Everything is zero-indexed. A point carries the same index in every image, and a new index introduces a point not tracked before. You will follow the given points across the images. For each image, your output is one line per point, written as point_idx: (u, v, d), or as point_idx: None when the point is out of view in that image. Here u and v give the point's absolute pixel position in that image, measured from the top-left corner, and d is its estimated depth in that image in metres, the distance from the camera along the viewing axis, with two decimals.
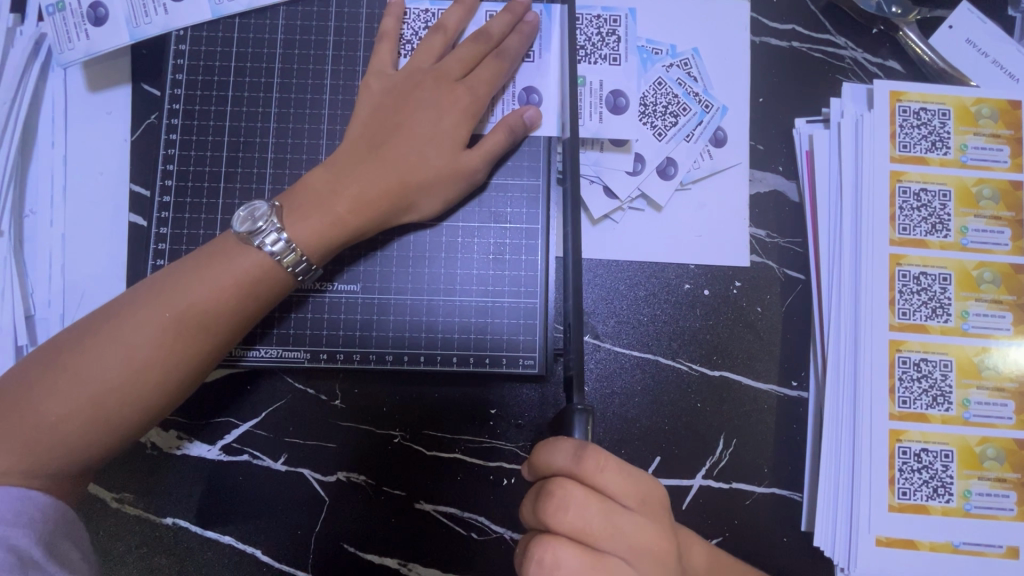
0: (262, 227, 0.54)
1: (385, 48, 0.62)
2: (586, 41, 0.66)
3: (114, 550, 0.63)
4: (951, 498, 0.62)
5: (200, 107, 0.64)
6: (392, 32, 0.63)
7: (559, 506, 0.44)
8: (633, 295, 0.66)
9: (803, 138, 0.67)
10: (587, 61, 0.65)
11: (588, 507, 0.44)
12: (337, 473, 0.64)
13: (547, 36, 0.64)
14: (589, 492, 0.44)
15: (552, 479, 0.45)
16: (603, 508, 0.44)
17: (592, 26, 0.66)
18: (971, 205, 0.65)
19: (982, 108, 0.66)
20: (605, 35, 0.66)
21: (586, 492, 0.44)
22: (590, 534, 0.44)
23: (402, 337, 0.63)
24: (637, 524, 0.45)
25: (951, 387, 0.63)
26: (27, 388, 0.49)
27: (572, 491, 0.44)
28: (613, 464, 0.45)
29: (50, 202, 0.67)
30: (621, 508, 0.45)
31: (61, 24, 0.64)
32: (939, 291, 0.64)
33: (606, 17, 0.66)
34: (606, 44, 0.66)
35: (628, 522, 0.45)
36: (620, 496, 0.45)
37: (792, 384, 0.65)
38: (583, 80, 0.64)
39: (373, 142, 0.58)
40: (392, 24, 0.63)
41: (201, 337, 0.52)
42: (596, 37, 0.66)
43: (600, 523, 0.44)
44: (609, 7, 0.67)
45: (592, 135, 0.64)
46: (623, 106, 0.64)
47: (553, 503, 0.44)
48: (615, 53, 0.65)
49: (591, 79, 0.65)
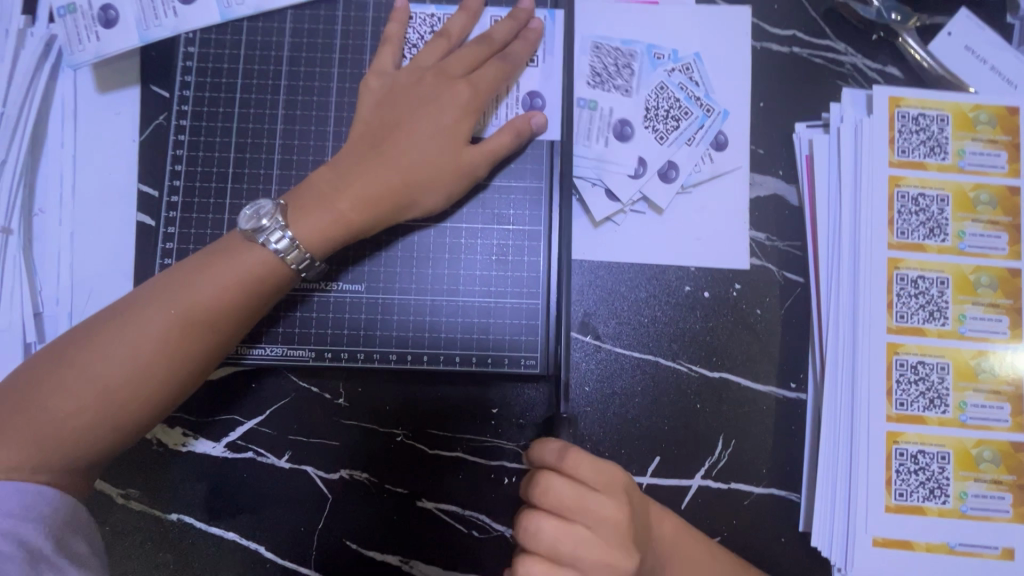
0: (265, 225, 0.54)
1: (388, 50, 0.63)
2: (601, 69, 0.69)
3: (120, 546, 0.64)
4: (947, 499, 0.63)
5: (208, 108, 0.65)
6: (396, 36, 0.64)
7: (541, 490, 0.49)
8: (633, 297, 0.67)
9: (803, 142, 0.68)
10: (601, 88, 0.69)
11: (563, 489, 0.49)
12: (341, 471, 0.65)
13: (552, 40, 0.65)
14: (566, 479, 0.49)
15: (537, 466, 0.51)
16: (580, 493, 0.49)
17: (609, 56, 0.69)
18: (969, 210, 0.66)
19: (980, 114, 0.67)
20: (620, 67, 0.69)
21: (563, 478, 0.49)
22: (564, 513, 0.48)
23: (405, 336, 0.63)
24: (607, 508, 0.49)
25: (948, 389, 0.64)
26: (35, 384, 0.50)
27: (550, 475, 0.49)
28: (588, 457, 0.50)
29: (59, 201, 0.68)
30: (593, 493, 0.49)
31: (72, 26, 0.65)
32: (936, 295, 0.65)
33: (623, 50, 0.70)
34: (620, 74, 0.69)
35: (598, 505, 0.49)
36: (593, 484, 0.50)
37: (790, 386, 0.66)
38: (594, 105, 0.69)
39: (375, 139, 0.59)
40: (398, 29, 0.64)
41: (206, 334, 0.53)
42: (611, 67, 0.69)
43: (577, 507, 0.48)
44: (627, 39, 0.70)
45: (596, 158, 0.68)
46: (629, 134, 0.69)
47: (535, 486, 0.49)
48: (627, 85, 0.69)
49: (602, 104, 0.69)
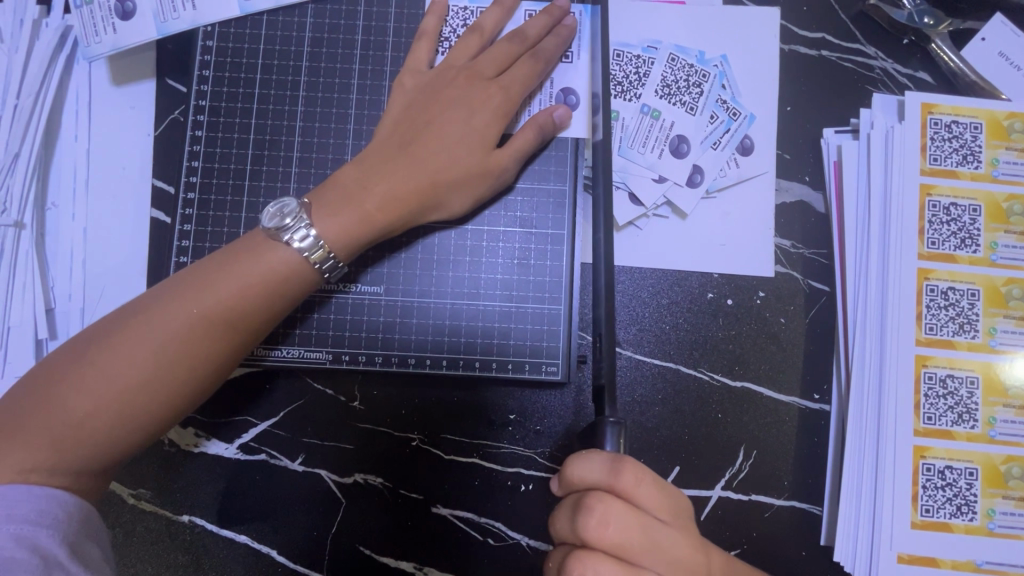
0: (290, 224, 0.53)
1: (423, 46, 0.62)
2: (672, 83, 0.68)
3: (131, 547, 0.63)
4: (974, 516, 0.61)
5: (226, 103, 0.64)
6: (432, 30, 0.62)
7: (600, 521, 0.43)
8: (655, 303, 0.66)
9: (832, 148, 0.67)
10: (667, 100, 0.68)
11: (628, 520, 0.43)
12: (355, 475, 0.64)
13: (584, 37, 0.63)
14: (629, 507, 0.44)
15: (589, 494, 0.44)
16: (641, 521, 0.44)
17: (682, 71, 0.68)
18: (1001, 220, 0.64)
19: (1015, 123, 0.65)
20: (691, 85, 0.68)
21: (626, 507, 0.44)
22: (628, 548, 0.43)
23: (424, 339, 0.62)
24: (672, 538, 0.44)
25: (977, 404, 0.63)
26: (54, 382, 0.48)
27: (612, 505, 0.43)
28: (648, 478, 0.45)
29: (72, 195, 0.67)
30: (657, 521, 0.44)
31: (87, 17, 0.63)
32: (967, 307, 0.63)
33: (698, 68, 0.68)
34: (689, 91, 0.68)
35: (664, 535, 0.44)
36: (652, 509, 0.45)
37: (814, 397, 0.65)
38: (616, 115, 0.68)
39: (404, 140, 0.58)
40: (434, 23, 0.62)
41: (225, 335, 0.52)
42: (683, 82, 0.68)
43: (639, 539, 0.43)
44: (649, 46, 0.68)
45: (649, 168, 0.67)
46: (685, 152, 0.67)
47: (594, 519, 0.43)
48: (641, 85, 0.68)
49: (665, 116, 0.68)
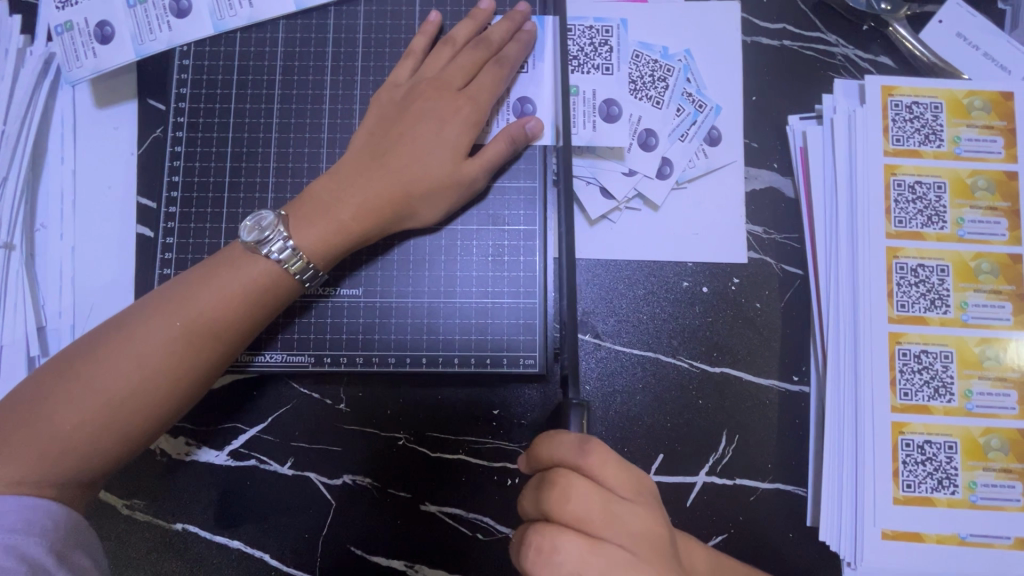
0: (269, 236, 0.55)
1: (407, 64, 0.64)
2: (637, 79, 0.69)
3: (126, 556, 0.64)
4: (955, 489, 0.62)
5: (204, 119, 0.66)
6: (421, 50, 0.64)
7: (561, 495, 0.44)
8: (631, 294, 0.67)
9: (797, 134, 0.68)
10: (635, 96, 0.69)
11: (588, 496, 0.44)
12: (343, 476, 0.65)
13: (619, 48, 0.68)
14: (591, 484, 0.44)
15: (554, 470, 0.45)
16: (603, 497, 0.44)
17: (647, 66, 0.69)
18: (966, 196, 0.66)
19: (975, 100, 0.67)
20: (656, 79, 0.69)
21: (588, 483, 0.44)
22: (589, 522, 0.43)
23: (403, 339, 0.63)
24: (630, 512, 0.45)
25: (952, 378, 0.63)
26: (43, 397, 0.50)
27: (574, 480, 0.44)
28: (614, 460, 0.46)
29: (61, 215, 0.69)
30: (617, 497, 0.45)
31: (70, 44, 0.66)
32: (937, 283, 0.64)
33: (663, 63, 0.70)
34: (655, 86, 0.69)
35: (626, 510, 0.44)
36: (610, 485, 0.45)
37: (793, 379, 0.66)
38: (577, 89, 0.66)
39: (377, 150, 0.60)
40: (422, 43, 0.65)
41: (209, 346, 0.53)
42: (648, 78, 0.69)
43: (599, 515, 0.44)
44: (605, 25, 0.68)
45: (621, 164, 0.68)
46: (653, 144, 0.68)
47: (555, 493, 0.44)
48: (607, 64, 0.67)
49: (633, 112, 0.69)
